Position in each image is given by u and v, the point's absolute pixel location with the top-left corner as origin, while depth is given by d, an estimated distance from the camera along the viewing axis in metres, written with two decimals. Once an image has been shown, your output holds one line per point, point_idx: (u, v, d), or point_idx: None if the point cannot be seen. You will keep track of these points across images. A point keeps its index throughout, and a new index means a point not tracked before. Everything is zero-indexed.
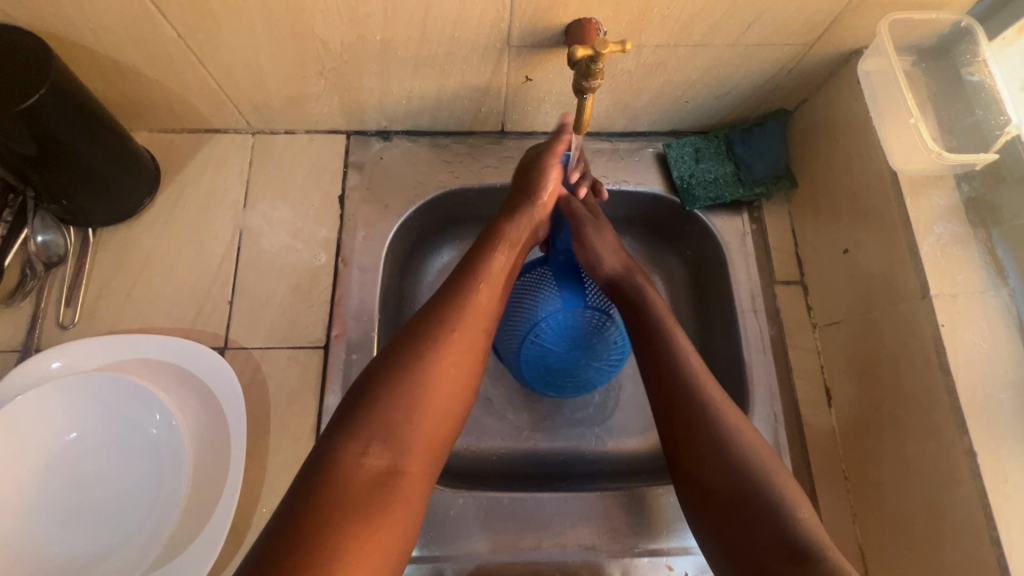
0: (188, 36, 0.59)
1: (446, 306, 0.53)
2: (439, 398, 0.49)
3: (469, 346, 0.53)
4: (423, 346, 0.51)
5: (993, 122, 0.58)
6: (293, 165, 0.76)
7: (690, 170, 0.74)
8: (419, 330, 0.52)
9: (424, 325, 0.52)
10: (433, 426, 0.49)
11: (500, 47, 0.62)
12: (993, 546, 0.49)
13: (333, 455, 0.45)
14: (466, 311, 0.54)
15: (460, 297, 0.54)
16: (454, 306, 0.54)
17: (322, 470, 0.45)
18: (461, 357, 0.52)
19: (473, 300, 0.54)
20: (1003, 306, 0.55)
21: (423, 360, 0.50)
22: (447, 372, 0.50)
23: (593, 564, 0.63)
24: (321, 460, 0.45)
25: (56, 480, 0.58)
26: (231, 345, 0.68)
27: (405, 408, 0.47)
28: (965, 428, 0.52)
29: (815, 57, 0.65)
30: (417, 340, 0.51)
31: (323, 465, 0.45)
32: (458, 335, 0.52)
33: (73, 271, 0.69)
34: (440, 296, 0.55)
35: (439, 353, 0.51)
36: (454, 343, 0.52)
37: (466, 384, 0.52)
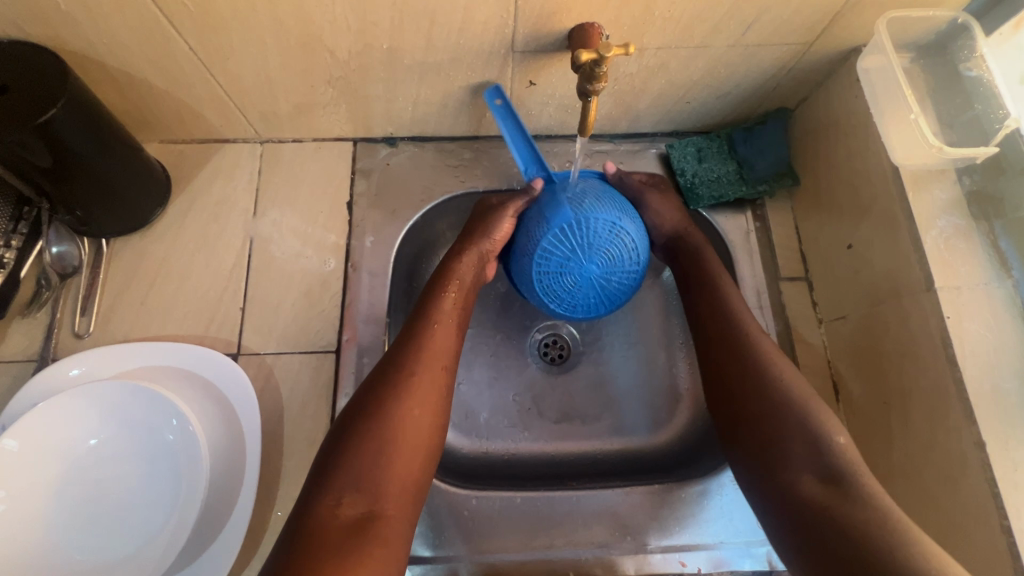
0: (199, 48, 0.60)
1: (402, 353, 0.59)
2: (405, 438, 0.54)
3: (429, 386, 0.58)
4: (386, 393, 0.56)
5: (992, 115, 0.58)
6: (301, 173, 0.77)
7: (693, 170, 0.75)
8: (382, 378, 0.57)
9: (385, 373, 0.58)
10: (403, 468, 0.53)
11: (504, 53, 0.63)
12: (1004, 535, 0.49)
13: (311, 508, 0.50)
14: (424, 354, 0.59)
15: (420, 346, 0.59)
16: (410, 351, 0.59)
17: (306, 519, 0.49)
18: (424, 399, 0.57)
19: (428, 348, 0.60)
20: (1007, 297, 0.56)
21: (387, 406, 0.55)
22: (412, 414, 0.55)
23: (607, 562, 0.64)
24: (304, 511, 0.50)
25: (76, 486, 0.59)
26: (244, 351, 0.69)
27: (373, 454, 0.52)
28: (973, 418, 0.52)
29: (814, 55, 0.65)
30: (381, 387, 0.56)
31: (307, 514, 0.49)
32: (418, 379, 0.57)
33: (88, 281, 0.70)
34: (399, 343, 0.60)
35: (401, 397, 0.56)
36: (416, 388, 0.57)
37: (433, 421, 0.57)
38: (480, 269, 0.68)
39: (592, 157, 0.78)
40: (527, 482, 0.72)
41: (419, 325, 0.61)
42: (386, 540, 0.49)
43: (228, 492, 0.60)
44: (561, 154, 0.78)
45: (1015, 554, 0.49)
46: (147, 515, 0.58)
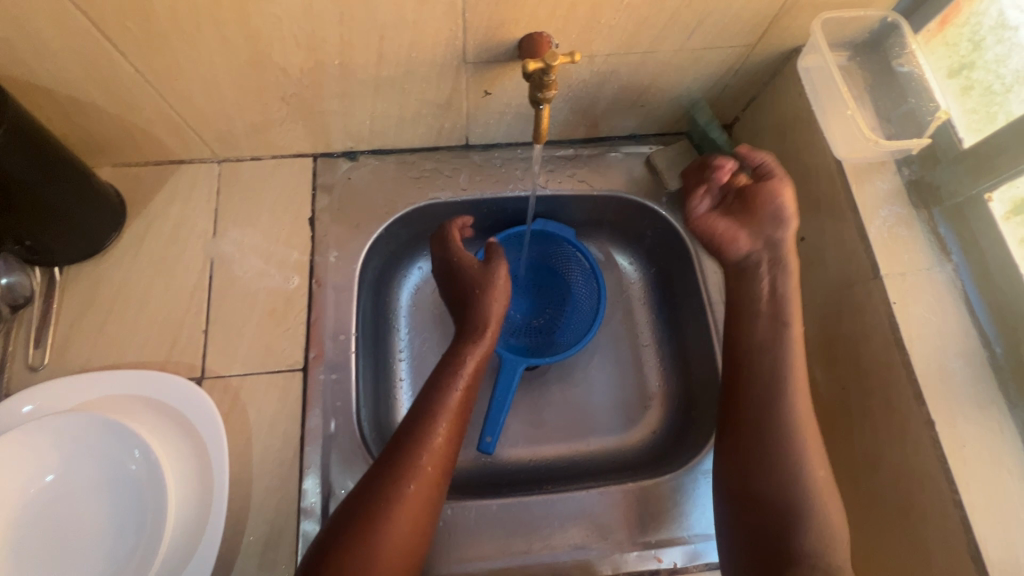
0: (146, 70, 0.60)
1: (403, 452, 0.58)
2: (393, 551, 0.54)
3: (420, 498, 0.57)
4: (382, 498, 0.55)
5: (925, 108, 0.61)
6: (260, 191, 0.76)
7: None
8: (382, 475, 0.57)
9: (385, 472, 0.57)
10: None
11: (456, 65, 0.63)
12: (956, 509, 0.51)
13: None
14: (424, 457, 0.58)
15: (415, 454, 0.58)
16: (412, 453, 0.58)
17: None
18: (413, 511, 0.56)
19: (423, 455, 0.58)
20: (949, 280, 0.58)
21: (382, 511, 0.55)
22: (399, 529, 0.55)
23: (584, 564, 0.64)
24: None
25: (36, 523, 0.57)
26: (209, 374, 0.67)
27: (360, 563, 0.52)
28: (923, 398, 0.54)
29: (758, 57, 0.68)
30: (378, 491, 0.56)
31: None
32: (411, 489, 0.56)
33: (41, 312, 0.68)
34: (400, 440, 0.59)
35: (393, 509, 0.55)
36: (408, 497, 0.56)
37: (419, 538, 0.56)
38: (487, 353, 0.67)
39: (553, 163, 0.80)
40: (504, 489, 0.72)
41: (419, 426, 0.60)
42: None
43: (195, 518, 0.58)
44: (522, 162, 0.80)
45: (968, 526, 0.50)
46: (112, 548, 0.57)
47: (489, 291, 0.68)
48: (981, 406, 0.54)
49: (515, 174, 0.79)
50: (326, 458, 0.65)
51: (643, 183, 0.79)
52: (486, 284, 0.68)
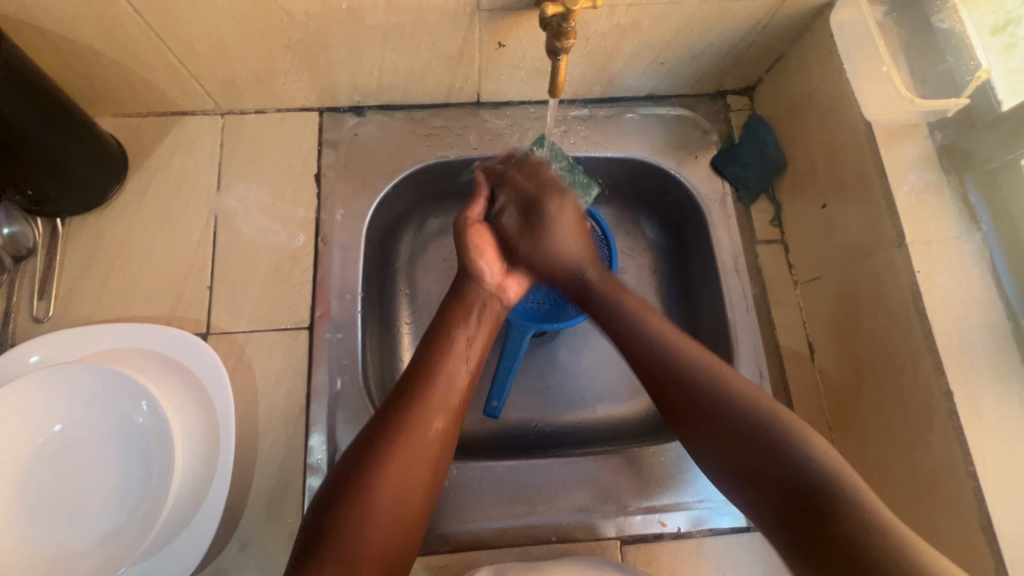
0: (145, 11, 0.57)
1: (399, 404, 0.55)
2: (389, 504, 0.51)
3: (420, 452, 0.53)
4: (377, 455, 0.52)
5: (964, 67, 0.58)
6: (264, 146, 0.74)
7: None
8: (376, 429, 0.54)
9: (381, 425, 0.54)
10: (383, 533, 0.50)
11: (470, 12, 0.60)
12: (970, 480, 0.51)
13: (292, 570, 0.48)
14: (418, 408, 0.55)
15: (414, 405, 0.55)
16: (407, 404, 0.55)
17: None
18: (409, 463, 0.52)
19: (422, 407, 0.55)
20: (976, 250, 0.56)
21: (376, 468, 0.51)
22: (394, 484, 0.51)
23: (588, 526, 0.64)
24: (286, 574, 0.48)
25: (46, 472, 0.57)
26: (214, 331, 0.67)
27: (354, 519, 0.49)
28: (942, 368, 0.53)
29: (788, 11, 0.64)
30: (372, 443, 0.53)
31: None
32: (412, 443, 0.53)
33: (44, 263, 0.67)
34: (399, 390, 0.57)
35: (386, 462, 0.52)
36: (403, 451, 0.53)
37: (420, 493, 0.53)
38: (491, 308, 0.65)
39: (567, 124, 0.77)
40: (508, 454, 0.72)
41: (416, 380, 0.57)
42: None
43: (201, 472, 0.58)
44: (535, 121, 0.77)
45: (981, 498, 0.50)
46: (120, 499, 0.57)
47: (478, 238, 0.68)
48: (1002, 378, 0.52)
49: (527, 134, 0.76)
50: (332, 417, 0.65)
51: (661, 147, 0.77)
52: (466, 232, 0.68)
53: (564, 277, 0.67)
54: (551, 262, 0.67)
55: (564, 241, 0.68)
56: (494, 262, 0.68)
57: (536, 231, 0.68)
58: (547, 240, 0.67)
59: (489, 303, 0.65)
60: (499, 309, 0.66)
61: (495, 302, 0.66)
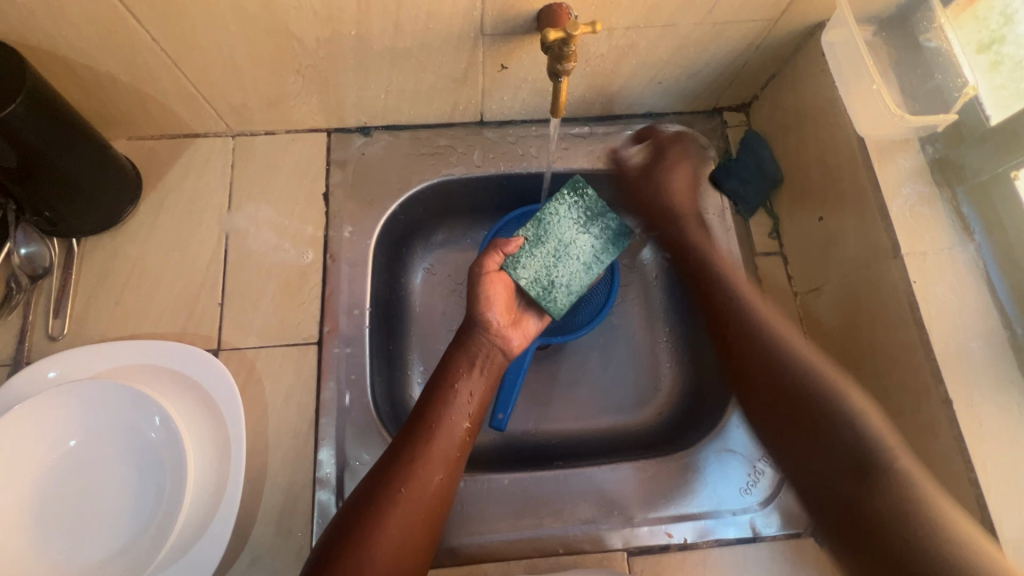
0: (162, 39, 0.59)
1: (401, 457, 0.58)
2: (386, 558, 0.53)
3: (418, 505, 0.56)
4: (377, 507, 0.54)
5: (952, 84, 0.60)
6: (274, 166, 0.76)
7: (580, 262, 0.70)
8: (378, 481, 0.56)
9: (382, 476, 0.56)
10: None
11: (474, 37, 0.63)
12: (972, 487, 0.51)
13: None
14: (420, 462, 0.57)
15: (413, 461, 0.57)
16: (410, 457, 0.57)
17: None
18: (406, 516, 0.55)
19: (421, 462, 0.57)
20: (970, 260, 0.58)
21: (375, 521, 0.53)
22: (392, 537, 0.54)
23: (595, 538, 0.64)
24: None
25: (59, 488, 0.58)
26: (225, 347, 0.68)
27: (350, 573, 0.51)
28: (941, 377, 0.54)
29: (780, 32, 0.67)
30: (373, 495, 0.55)
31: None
32: (409, 499, 0.55)
33: (59, 283, 0.69)
34: (402, 441, 0.59)
35: (384, 515, 0.54)
36: (400, 505, 0.55)
37: (418, 544, 0.55)
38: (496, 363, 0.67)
39: (568, 142, 0.79)
40: (514, 467, 0.72)
41: (416, 434, 0.59)
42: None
43: (213, 486, 0.59)
44: (537, 139, 0.79)
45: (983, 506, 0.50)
46: (133, 514, 0.58)
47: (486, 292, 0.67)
48: (1000, 385, 0.53)
49: (529, 152, 0.78)
50: (341, 431, 0.66)
51: None
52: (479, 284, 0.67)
53: (662, 203, 0.77)
54: (659, 199, 0.77)
55: (676, 188, 0.77)
56: (500, 310, 0.68)
57: (654, 172, 0.78)
58: (662, 186, 0.77)
59: (492, 356, 0.67)
60: (500, 362, 0.68)
61: (498, 357, 0.68)
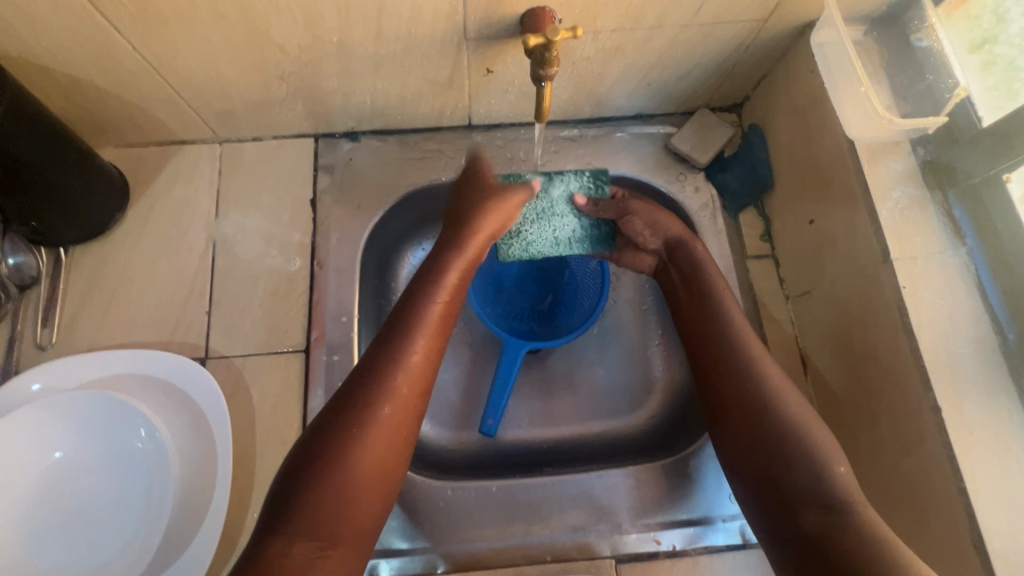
0: (144, 48, 0.59)
1: (375, 373, 0.54)
2: (371, 467, 0.52)
3: (401, 417, 0.54)
4: (357, 421, 0.52)
5: (943, 85, 0.59)
6: (261, 172, 0.76)
7: (552, 236, 0.73)
8: (354, 398, 0.53)
9: (358, 393, 0.53)
10: (364, 496, 0.51)
11: (457, 41, 0.62)
12: (960, 497, 0.50)
13: (265, 542, 0.47)
14: (398, 377, 0.55)
15: (390, 352, 0.56)
16: (385, 372, 0.55)
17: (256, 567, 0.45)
18: (392, 429, 0.54)
19: (399, 348, 0.56)
20: (961, 265, 0.57)
21: (356, 436, 0.52)
22: (376, 450, 0.52)
23: (583, 545, 0.64)
24: (255, 549, 0.46)
25: (46, 499, 0.58)
26: (212, 355, 0.68)
27: (335, 487, 0.50)
28: (930, 384, 0.53)
29: (770, 33, 0.65)
30: (347, 410, 0.53)
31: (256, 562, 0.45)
32: (391, 398, 0.54)
33: (47, 292, 0.69)
34: (373, 357, 0.56)
35: (365, 430, 0.52)
36: (383, 420, 0.53)
37: (401, 452, 0.55)
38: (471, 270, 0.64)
39: (557, 145, 0.78)
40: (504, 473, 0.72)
41: (390, 348, 0.56)
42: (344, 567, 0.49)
43: (199, 496, 0.59)
44: (526, 142, 0.78)
45: (972, 516, 0.50)
46: (119, 524, 0.58)
47: (487, 209, 0.64)
48: (990, 393, 0.52)
49: (518, 155, 0.78)
50: None
51: (650, 165, 0.78)
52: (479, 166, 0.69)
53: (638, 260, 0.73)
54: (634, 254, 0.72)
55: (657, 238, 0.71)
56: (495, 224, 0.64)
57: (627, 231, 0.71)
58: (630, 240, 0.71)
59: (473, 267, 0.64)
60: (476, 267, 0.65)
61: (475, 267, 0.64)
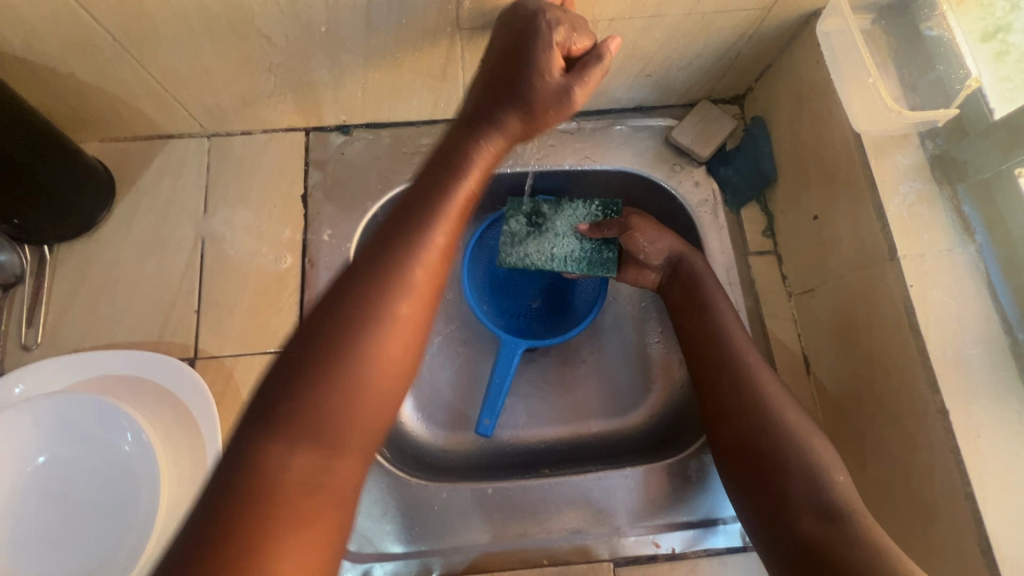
0: (126, 40, 0.57)
1: (397, 245, 0.44)
2: (391, 357, 0.42)
3: (425, 295, 0.44)
4: (373, 297, 0.42)
5: (954, 76, 0.57)
6: (250, 167, 0.74)
7: (549, 252, 0.70)
8: (366, 276, 0.43)
9: (371, 271, 0.43)
10: (381, 386, 0.41)
11: (451, 31, 0.60)
12: (967, 501, 0.49)
13: (256, 450, 0.37)
14: (424, 252, 0.45)
15: (415, 219, 0.46)
16: (409, 246, 0.44)
17: (238, 476, 0.37)
18: (417, 308, 0.44)
19: (422, 219, 0.46)
20: (970, 262, 0.55)
21: (373, 317, 0.42)
22: (397, 335, 0.42)
23: (581, 548, 0.63)
24: (245, 457, 0.37)
25: (32, 504, 0.57)
26: (202, 355, 0.66)
27: (344, 378, 0.40)
28: (937, 386, 0.52)
29: (775, 22, 0.63)
30: (355, 289, 0.42)
31: (240, 466, 0.37)
32: (418, 261, 0.44)
33: (32, 291, 0.67)
34: (394, 229, 0.46)
35: (383, 310, 0.42)
36: (405, 295, 0.43)
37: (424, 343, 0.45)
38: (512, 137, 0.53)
39: (554, 139, 0.76)
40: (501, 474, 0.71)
41: (415, 221, 0.46)
42: (353, 476, 0.40)
43: (188, 501, 0.58)
44: None
45: (979, 522, 0.48)
46: (106, 530, 0.57)
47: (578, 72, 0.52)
48: (999, 394, 0.51)
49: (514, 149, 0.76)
50: None
51: (650, 159, 0.76)
52: (553, 17, 0.51)
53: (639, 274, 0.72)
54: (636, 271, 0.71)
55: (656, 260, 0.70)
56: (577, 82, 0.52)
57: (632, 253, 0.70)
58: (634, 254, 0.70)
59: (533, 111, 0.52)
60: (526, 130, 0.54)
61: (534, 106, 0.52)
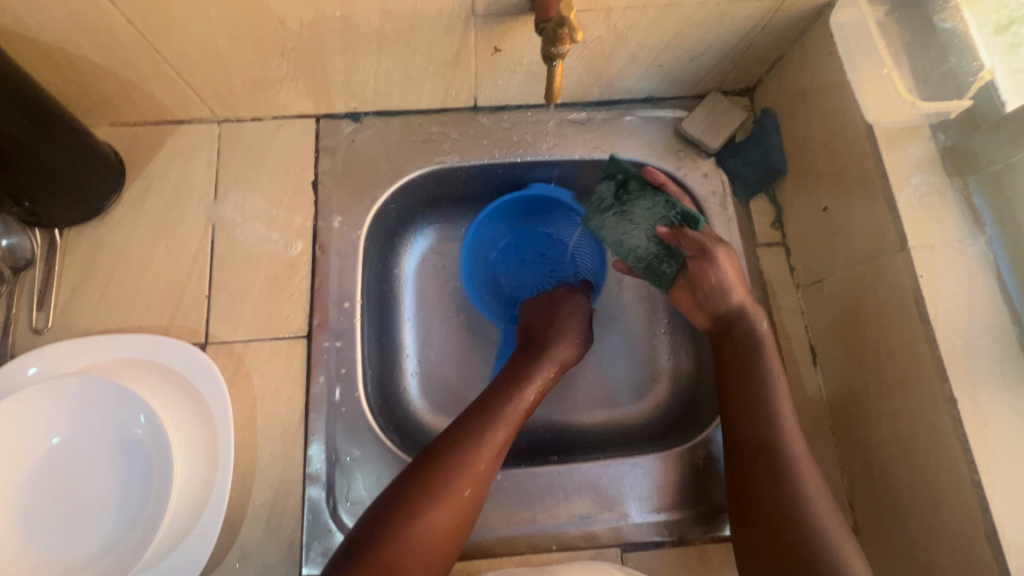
0: (139, 22, 0.57)
1: (476, 417, 0.61)
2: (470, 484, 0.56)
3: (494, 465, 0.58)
4: (464, 452, 0.57)
5: (966, 68, 0.57)
6: (261, 153, 0.74)
7: (620, 237, 0.70)
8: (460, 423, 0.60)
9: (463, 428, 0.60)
10: (462, 495, 0.56)
11: (465, 17, 0.60)
12: (974, 488, 0.50)
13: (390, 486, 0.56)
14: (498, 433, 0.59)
15: (489, 412, 0.61)
16: (485, 425, 0.60)
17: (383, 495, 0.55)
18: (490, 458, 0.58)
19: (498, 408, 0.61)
20: (980, 253, 0.55)
21: (462, 458, 0.57)
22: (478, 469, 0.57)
23: (589, 535, 0.64)
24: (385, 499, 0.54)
25: (45, 485, 0.57)
26: (212, 340, 0.67)
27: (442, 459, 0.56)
28: (945, 375, 0.52)
29: (788, 13, 0.63)
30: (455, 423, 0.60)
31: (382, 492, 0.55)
32: (487, 444, 0.58)
33: (42, 275, 0.67)
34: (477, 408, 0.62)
35: (467, 455, 0.57)
36: (482, 446, 0.58)
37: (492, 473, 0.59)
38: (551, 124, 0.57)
39: (565, 129, 0.76)
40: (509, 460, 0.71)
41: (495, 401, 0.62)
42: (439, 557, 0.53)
43: (200, 484, 0.58)
44: (533, 125, 0.76)
45: (986, 509, 0.49)
46: (119, 511, 0.57)
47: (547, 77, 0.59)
48: (1007, 383, 0.52)
49: (524, 139, 0.76)
50: (332, 426, 0.64)
51: (660, 150, 0.76)
52: None
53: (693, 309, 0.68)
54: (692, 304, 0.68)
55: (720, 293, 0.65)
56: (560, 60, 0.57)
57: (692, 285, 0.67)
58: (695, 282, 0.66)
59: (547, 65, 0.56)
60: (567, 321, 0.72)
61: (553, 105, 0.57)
